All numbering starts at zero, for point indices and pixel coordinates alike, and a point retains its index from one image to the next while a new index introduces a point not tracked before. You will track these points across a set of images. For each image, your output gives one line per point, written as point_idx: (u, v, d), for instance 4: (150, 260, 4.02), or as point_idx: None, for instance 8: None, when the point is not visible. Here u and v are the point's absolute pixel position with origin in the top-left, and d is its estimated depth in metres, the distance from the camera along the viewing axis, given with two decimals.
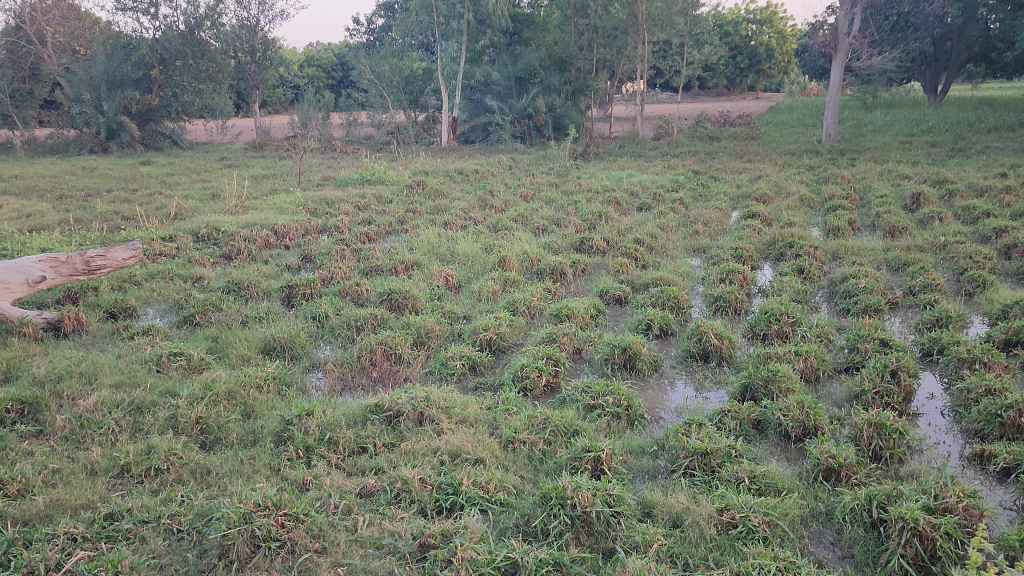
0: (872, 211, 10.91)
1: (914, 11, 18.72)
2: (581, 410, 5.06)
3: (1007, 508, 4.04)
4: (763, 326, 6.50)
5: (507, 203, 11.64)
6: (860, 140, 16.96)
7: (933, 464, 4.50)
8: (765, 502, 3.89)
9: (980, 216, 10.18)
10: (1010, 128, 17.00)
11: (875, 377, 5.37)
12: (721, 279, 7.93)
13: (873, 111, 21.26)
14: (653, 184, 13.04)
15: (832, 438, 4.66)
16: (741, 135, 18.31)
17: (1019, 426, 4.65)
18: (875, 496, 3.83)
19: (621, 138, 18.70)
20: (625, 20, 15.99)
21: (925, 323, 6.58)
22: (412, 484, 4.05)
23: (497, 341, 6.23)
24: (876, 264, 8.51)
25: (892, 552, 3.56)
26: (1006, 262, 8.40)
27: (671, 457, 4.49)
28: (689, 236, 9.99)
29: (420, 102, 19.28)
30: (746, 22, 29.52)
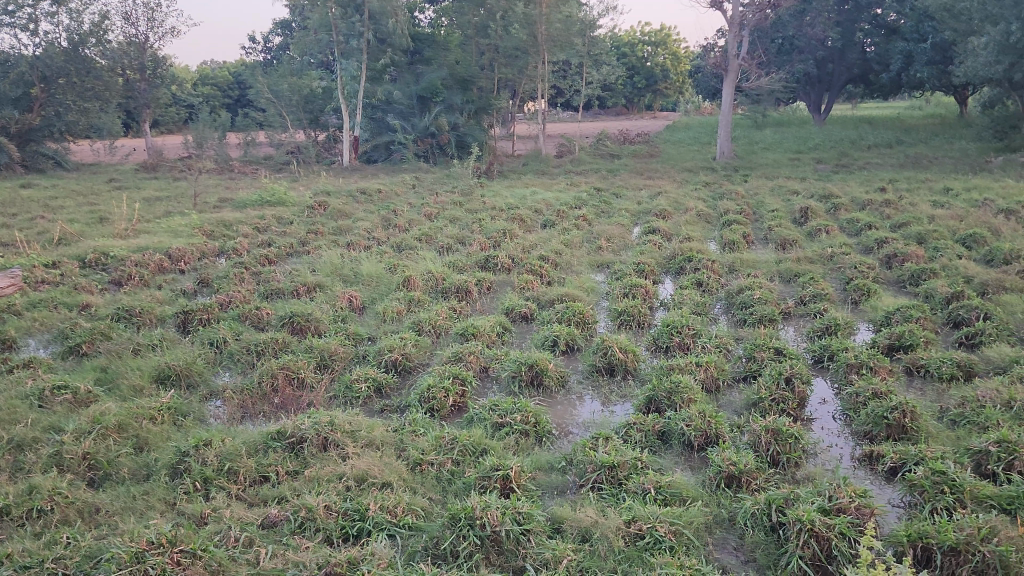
0: (765, 225, 11.38)
1: (798, 35, 19.91)
2: (488, 429, 5.05)
3: (895, 506, 4.25)
4: (665, 339, 6.65)
5: (410, 222, 11.59)
6: (752, 157, 17.64)
7: (826, 467, 4.70)
8: (671, 512, 3.97)
9: (864, 228, 10.76)
10: (888, 145, 18.06)
11: (771, 385, 5.58)
12: (624, 293, 8.11)
13: (764, 129, 22.18)
14: (557, 201, 13.20)
15: (731, 445, 4.80)
16: (641, 153, 18.80)
17: (903, 426, 4.92)
18: (773, 500, 3.97)
19: (525, 155, 18.89)
20: (526, 40, 16.15)
21: (815, 331, 6.88)
22: (317, 512, 3.95)
23: (403, 361, 6.17)
24: (770, 275, 8.86)
25: (791, 554, 3.70)
26: (888, 271, 8.89)
27: (579, 471, 4.54)
28: (592, 252, 10.17)
29: (320, 121, 18.94)
30: (642, 44, 30.39)
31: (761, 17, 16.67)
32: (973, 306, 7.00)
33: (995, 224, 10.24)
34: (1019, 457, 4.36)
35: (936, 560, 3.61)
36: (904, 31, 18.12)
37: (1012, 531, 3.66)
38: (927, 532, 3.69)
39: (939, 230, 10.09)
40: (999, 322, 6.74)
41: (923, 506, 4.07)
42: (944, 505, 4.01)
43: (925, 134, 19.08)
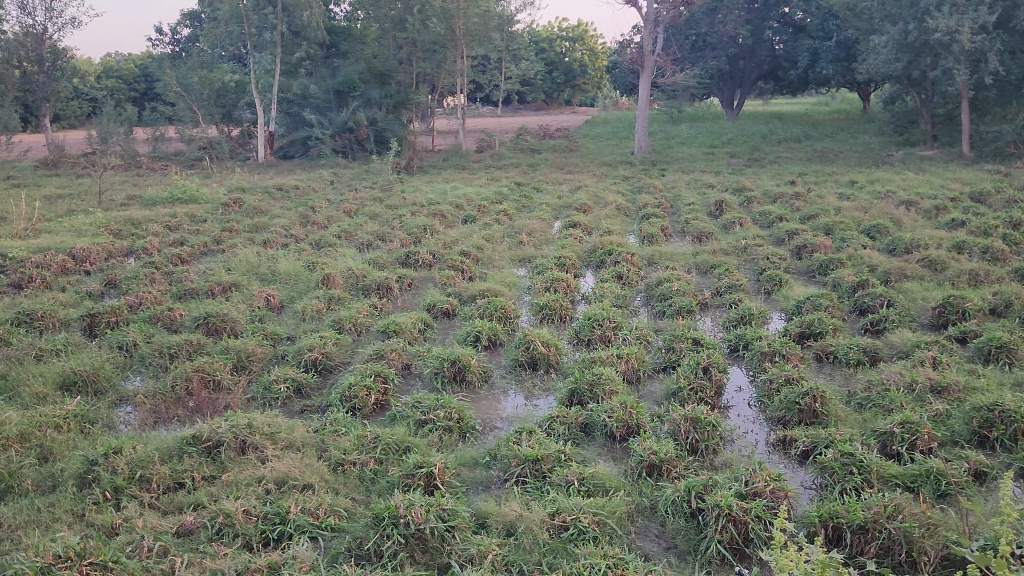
0: (681, 218, 11.63)
1: (710, 32, 20.40)
2: (412, 426, 5.01)
3: (808, 488, 4.40)
4: (586, 332, 6.72)
5: (329, 219, 11.40)
6: (668, 152, 17.98)
7: (743, 452, 4.84)
8: (594, 503, 4.01)
9: (775, 220, 11.11)
10: (797, 139, 18.68)
11: (690, 374, 5.71)
12: (546, 287, 8.16)
13: (679, 124, 22.64)
14: (478, 196, 13.19)
15: (652, 435, 4.89)
16: (561, 147, 18.95)
17: (814, 411, 5.10)
18: (693, 487, 4.06)
19: (445, 150, 18.81)
20: (444, 34, 16.06)
21: (731, 321, 7.07)
22: (235, 517, 3.84)
23: (324, 360, 6.06)
24: (687, 267, 9.06)
25: (711, 539, 3.80)
26: (798, 261, 9.21)
27: (504, 466, 4.55)
28: (514, 246, 10.20)
29: (234, 116, 18.45)
30: (559, 39, 30.64)
31: (674, 14, 17.01)
32: (877, 293, 7.29)
33: (897, 215, 10.73)
34: (920, 437, 4.58)
35: (846, 538, 3.76)
36: (811, 29, 18.86)
37: (915, 507, 3.84)
38: (837, 513, 3.84)
39: (845, 221, 10.52)
40: (901, 309, 7.06)
41: (834, 487, 4.23)
42: (853, 485, 4.18)
43: (830, 128, 19.83)
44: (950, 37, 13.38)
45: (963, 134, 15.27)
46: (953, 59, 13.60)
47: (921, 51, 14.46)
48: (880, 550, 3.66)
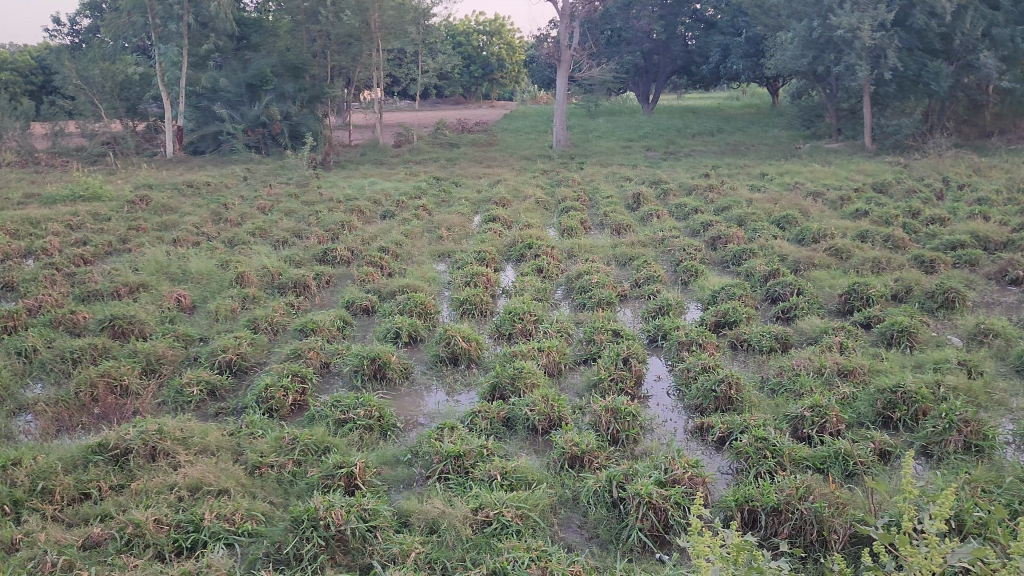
0: (600, 211, 11.75)
1: (625, 27, 20.66)
2: (331, 425, 4.91)
3: (725, 473, 4.50)
4: (507, 326, 6.72)
5: (243, 216, 11.08)
6: (586, 146, 18.15)
7: (662, 440, 4.92)
8: (516, 496, 4.02)
9: (691, 212, 11.33)
10: (711, 133, 19.14)
11: (610, 365, 5.77)
12: (466, 282, 8.13)
13: (597, 117, 22.87)
14: (396, 191, 13.04)
15: (573, 426, 4.93)
16: (479, 141, 18.91)
17: (729, 398, 5.23)
18: (614, 477, 4.11)
19: (362, 145, 18.54)
20: (359, 27, 15.80)
21: (650, 311, 7.18)
22: (146, 527, 3.68)
23: (239, 361, 5.89)
24: (606, 259, 9.16)
25: (631, 527, 3.85)
26: (714, 252, 9.42)
27: (426, 463, 4.51)
28: (433, 241, 10.13)
29: (139, 110, 17.74)
30: (477, 33, 30.15)
31: (589, 9, 17.17)
32: (788, 281, 7.52)
33: (805, 206, 11.09)
34: (829, 420, 4.75)
35: (761, 520, 3.87)
36: (721, 25, 19.33)
37: (825, 488, 3.98)
38: (752, 496, 3.94)
39: (757, 212, 10.80)
40: (810, 297, 7.30)
41: (749, 471, 4.34)
42: (767, 468, 4.29)
43: (742, 122, 20.38)
44: (852, 33, 13.90)
45: (865, 127, 15.90)
46: (855, 55, 14.13)
47: (826, 47, 14.97)
48: (793, 531, 3.78)
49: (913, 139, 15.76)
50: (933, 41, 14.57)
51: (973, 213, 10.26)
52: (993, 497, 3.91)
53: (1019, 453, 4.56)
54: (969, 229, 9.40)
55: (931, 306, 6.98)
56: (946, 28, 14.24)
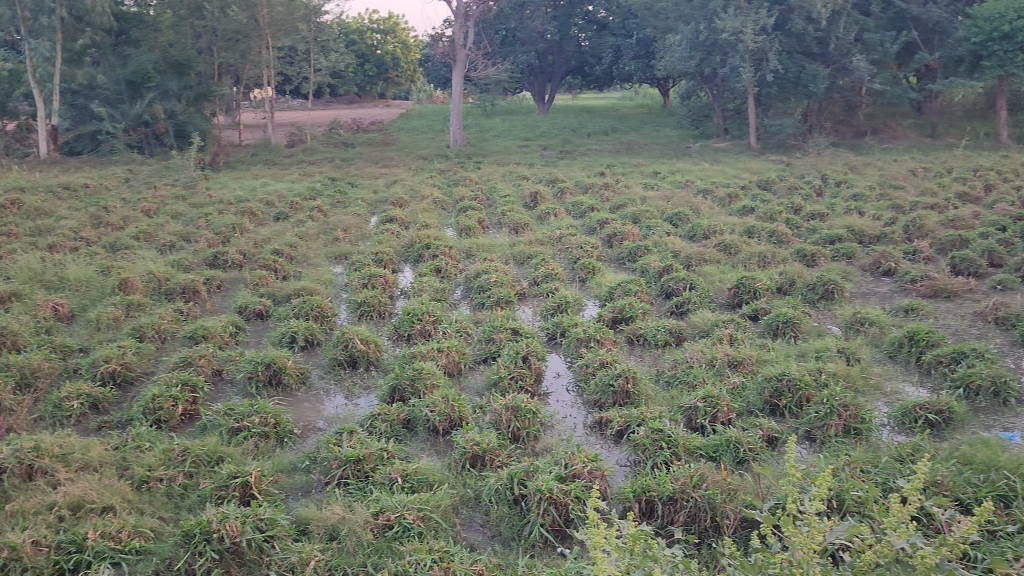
0: (497, 210, 11.82)
1: (520, 27, 20.83)
2: (225, 435, 4.74)
3: (623, 465, 4.59)
4: (406, 327, 6.66)
5: (125, 219, 10.60)
6: (483, 145, 18.18)
7: (562, 436, 4.99)
8: (417, 498, 3.99)
9: (586, 210, 11.53)
10: (605, 132, 19.53)
11: (510, 363, 5.81)
12: (364, 284, 8.02)
13: (493, 117, 22.97)
14: (289, 192, 12.72)
15: (474, 426, 4.93)
16: (375, 141, 18.70)
17: (626, 392, 5.35)
18: (515, 475, 4.14)
19: (253, 144, 17.99)
20: (247, 23, 15.36)
21: (548, 309, 7.27)
22: (22, 550, 3.45)
23: (123, 372, 5.62)
24: (504, 258, 9.22)
25: (533, 523, 3.89)
26: (609, 249, 9.61)
27: (324, 469, 4.42)
28: (329, 243, 9.95)
29: (8, 108, 16.68)
30: (370, 31, 29.59)
31: (483, 9, 17.21)
32: (680, 277, 7.73)
33: (695, 203, 11.44)
34: (721, 410, 4.92)
35: (657, 510, 3.97)
36: (613, 27, 19.79)
37: (717, 475, 4.13)
38: (649, 486, 4.04)
39: (650, 210, 11.09)
40: (701, 291, 7.54)
41: (646, 462, 4.45)
42: (663, 459, 4.42)
43: (635, 122, 20.88)
44: (736, 37, 14.48)
45: (751, 127, 16.54)
46: (739, 57, 14.72)
47: (712, 49, 15.50)
48: (688, 518, 3.89)
49: (795, 138, 16.52)
50: (811, 44, 15.32)
51: (850, 209, 10.84)
52: (871, 477, 4.13)
53: (894, 434, 4.85)
54: (846, 224, 9.92)
55: (812, 297, 7.33)
56: (822, 32, 15.01)
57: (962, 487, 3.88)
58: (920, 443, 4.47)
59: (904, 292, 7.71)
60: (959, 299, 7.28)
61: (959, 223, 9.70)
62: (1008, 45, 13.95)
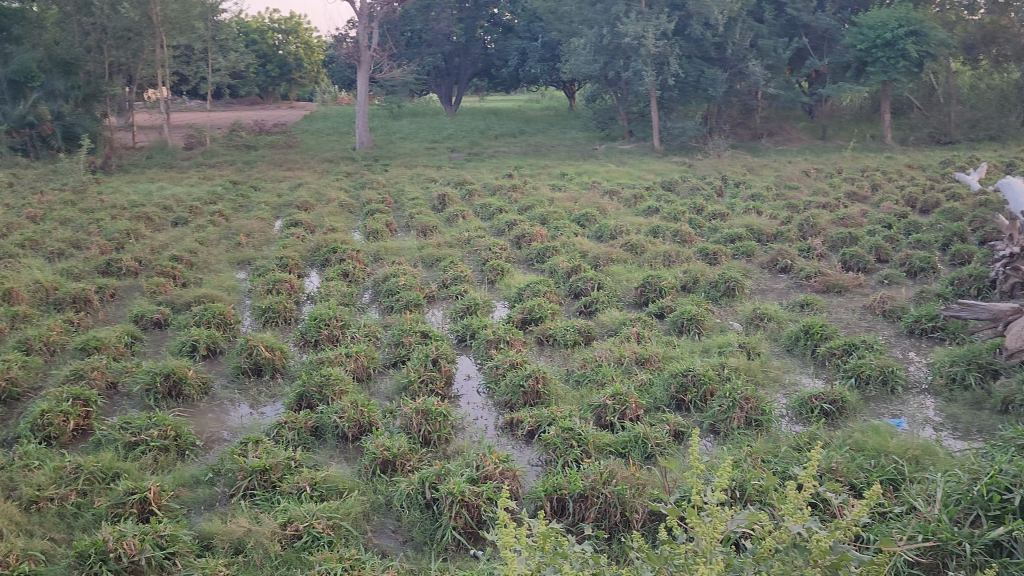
0: (405, 212, 11.73)
1: (425, 29, 20.63)
2: (121, 450, 4.54)
3: (534, 465, 4.62)
4: (313, 333, 6.53)
5: (8, 226, 10.01)
6: (390, 147, 18.00)
7: (473, 439, 4.98)
8: (327, 507, 3.91)
9: (495, 212, 11.57)
10: (512, 134, 19.64)
11: (419, 367, 5.77)
12: (268, 290, 7.82)
13: (400, 118, 22.79)
14: (188, 197, 12.30)
15: (384, 431, 4.87)
16: (278, 143, 18.27)
17: (537, 392, 5.39)
18: (426, 479, 4.11)
19: (148, 147, 17.30)
20: (139, 21, 14.80)
21: (458, 311, 7.25)
22: None
23: (9, 388, 5.32)
24: (413, 261, 9.16)
25: (445, 527, 3.87)
26: (518, 251, 9.66)
27: (229, 480, 4.28)
28: (231, 248, 9.67)
29: None
30: (271, 31, 28.82)
31: (388, 10, 17.06)
32: (588, 277, 7.85)
33: (602, 204, 11.63)
34: (629, 407, 5.01)
35: (569, 508, 4.00)
36: (519, 30, 19.99)
37: (626, 470, 4.20)
38: (560, 485, 4.08)
39: (558, 211, 11.21)
40: (609, 291, 7.67)
41: (557, 461, 4.48)
42: (573, 457, 4.46)
43: (542, 125, 21.08)
44: (638, 41, 14.81)
45: (654, 129, 16.93)
46: (641, 61, 15.05)
47: (615, 53, 15.79)
48: (598, 514, 3.95)
49: (696, 140, 17.00)
50: (709, 50, 15.81)
51: (748, 209, 11.23)
52: (771, 466, 4.28)
53: (792, 424, 5.03)
54: (745, 223, 10.27)
55: (714, 295, 7.55)
56: (720, 38, 15.50)
57: (855, 472, 4.05)
58: (816, 432, 4.65)
59: (799, 287, 8.03)
60: (850, 293, 7.64)
61: (849, 221, 10.18)
62: (890, 51, 14.71)
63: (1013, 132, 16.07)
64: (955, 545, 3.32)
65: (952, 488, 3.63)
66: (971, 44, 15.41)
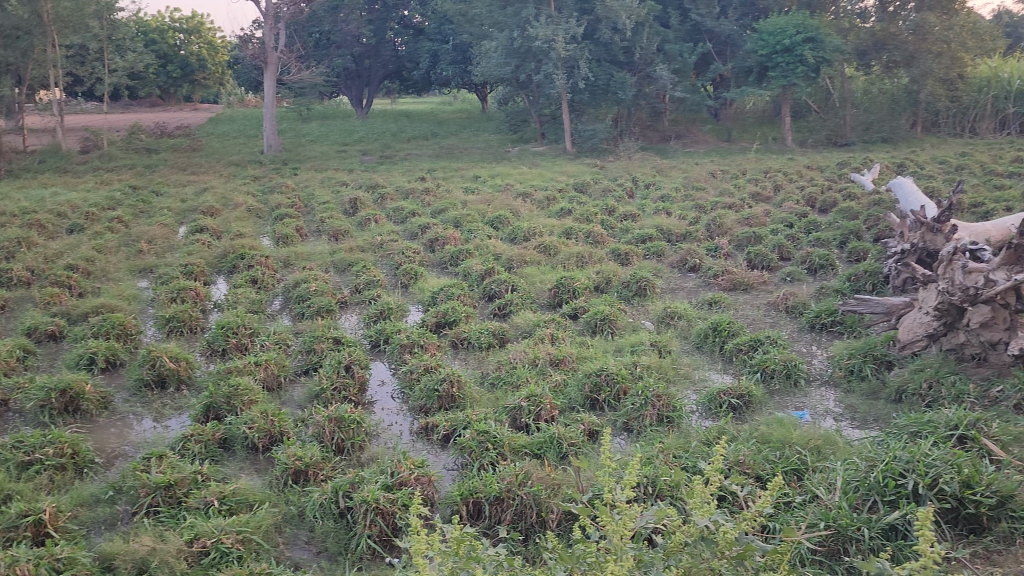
0: (316, 217, 11.52)
1: (334, 30, 20.20)
2: (13, 470, 4.29)
3: (450, 469, 4.60)
4: (220, 342, 6.33)
5: None
6: (300, 150, 17.65)
7: (388, 445, 4.92)
8: (236, 521, 3.79)
9: (408, 215, 11.49)
10: (424, 137, 19.55)
11: (332, 374, 5.66)
12: (172, 298, 7.54)
13: (309, 121, 22.35)
14: (84, 202, 11.75)
15: (296, 440, 4.77)
16: (181, 146, 17.68)
17: (452, 395, 5.37)
18: (340, 488, 4.05)
19: (40, 150, 16.46)
20: (27, 18, 14.13)
21: (371, 316, 7.16)
22: None
23: None
24: (325, 266, 9.00)
25: (360, 536, 3.81)
26: (431, 254, 9.61)
27: (131, 498, 4.11)
28: (132, 256, 9.30)
29: None
30: (172, 30, 27.69)
31: (295, 10, 16.73)
32: (502, 279, 7.88)
33: (515, 206, 11.68)
34: (544, 408, 5.04)
35: (485, 511, 4.00)
36: (429, 32, 19.95)
37: (541, 471, 4.23)
38: (476, 488, 4.07)
39: (471, 214, 11.21)
40: (523, 292, 7.71)
41: (473, 464, 4.47)
42: (489, 460, 4.46)
43: (454, 127, 21.04)
44: (548, 44, 14.96)
45: (565, 132, 17.10)
46: (552, 65, 15.20)
47: (526, 56, 15.87)
48: (514, 516, 3.96)
49: (607, 143, 17.28)
50: (618, 54, 16.10)
51: (658, 209, 11.48)
52: (682, 461, 4.37)
53: (702, 419, 5.16)
54: (655, 224, 10.48)
55: (627, 294, 7.68)
56: (628, 42, 15.82)
57: (761, 464, 4.17)
58: (725, 426, 4.78)
59: (708, 286, 8.25)
60: (755, 290, 7.90)
61: (753, 221, 10.53)
62: (789, 57, 15.27)
63: (904, 134, 16.91)
64: (854, 530, 3.46)
65: (851, 476, 3.78)
66: (864, 50, 16.03)
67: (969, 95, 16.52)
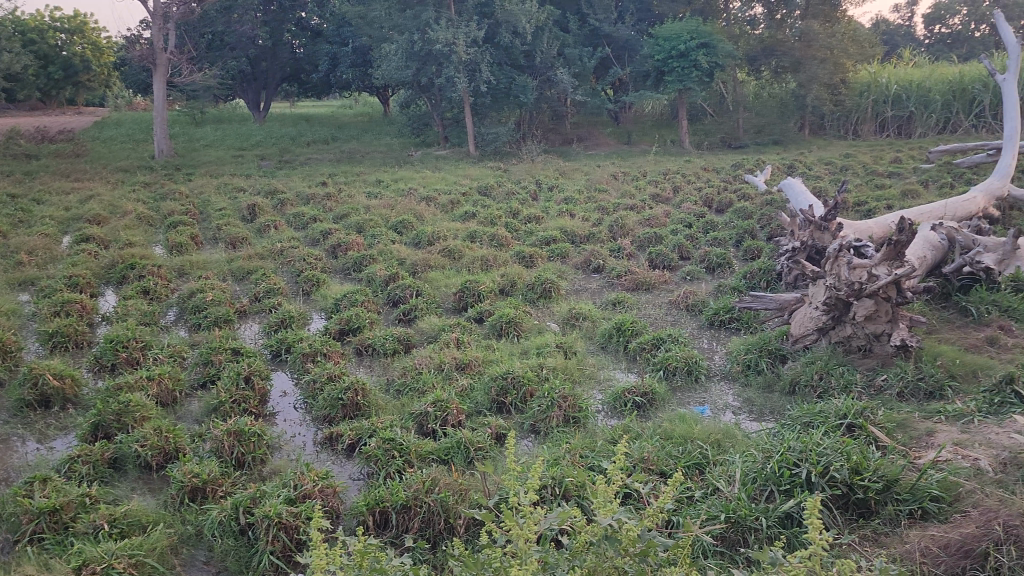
0: (212, 224, 11.13)
1: (227, 32, 19.50)
2: None
3: (356, 479, 4.49)
4: (109, 356, 6.02)
5: None
6: (193, 155, 17.04)
7: (290, 457, 4.77)
8: (128, 544, 3.59)
9: (309, 221, 11.24)
10: (325, 141, 19.18)
11: (230, 386, 5.45)
12: (55, 312, 7.13)
13: (204, 125, 21.59)
14: None
15: (193, 456, 4.56)
16: (65, 152, 16.81)
17: (356, 404, 5.26)
18: (240, 503, 3.89)
19: None
20: None
21: (272, 325, 6.95)
22: None
23: None
24: (221, 275, 8.70)
25: (262, 552, 3.67)
26: (333, 261, 9.42)
27: (11, 526, 3.83)
28: (10, 268, 8.75)
29: None
30: (52, 30, 26.22)
31: (186, 10, 16.16)
32: (406, 284, 7.79)
33: (418, 210, 11.59)
34: (450, 413, 4.99)
35: (392, 520, 3.92)
36: (328, 34, 19.62)
37: (448, 477, 4.19)
38: (382, 497, 3.98)
39: (374, 219, 11.06)
40: (427, 297, 7.65)
41: (379, 473, 4.38)
42: (396, 468, 4.39)
43: (355, 130, 20.74)
44: (449, 48, 14.93)
45: (469, 135, 16.96)
46: (453, 68, 15.16)
47: (427, 60, 15.67)
48: (422, 524, 3.89)
49: (510, 146, 17.36)
50: (518, 57, 16.21)
51: (562, 211, 11.60)
52: (588, 460, 4.41)
53: (607, 418, 5.22)
54: (558, 227, 10.57)
55: (532, 296, 7.71)
56: (528, 46, 15.96)
57: (664, 460, 4.24)
58: (629, 425, 4.85)
59: (611, 286, 8.38)
60: (657, 290, 8.06)
61: (654, 222, 10.76)
62: (684, 62, 15.69)
63: (793, 136, 17.62)
64: (753, 520, 3.55)
65: (749, 468, 3.88)
66: (753, 55, 16.84)
67: (852, 99, 17.11)
